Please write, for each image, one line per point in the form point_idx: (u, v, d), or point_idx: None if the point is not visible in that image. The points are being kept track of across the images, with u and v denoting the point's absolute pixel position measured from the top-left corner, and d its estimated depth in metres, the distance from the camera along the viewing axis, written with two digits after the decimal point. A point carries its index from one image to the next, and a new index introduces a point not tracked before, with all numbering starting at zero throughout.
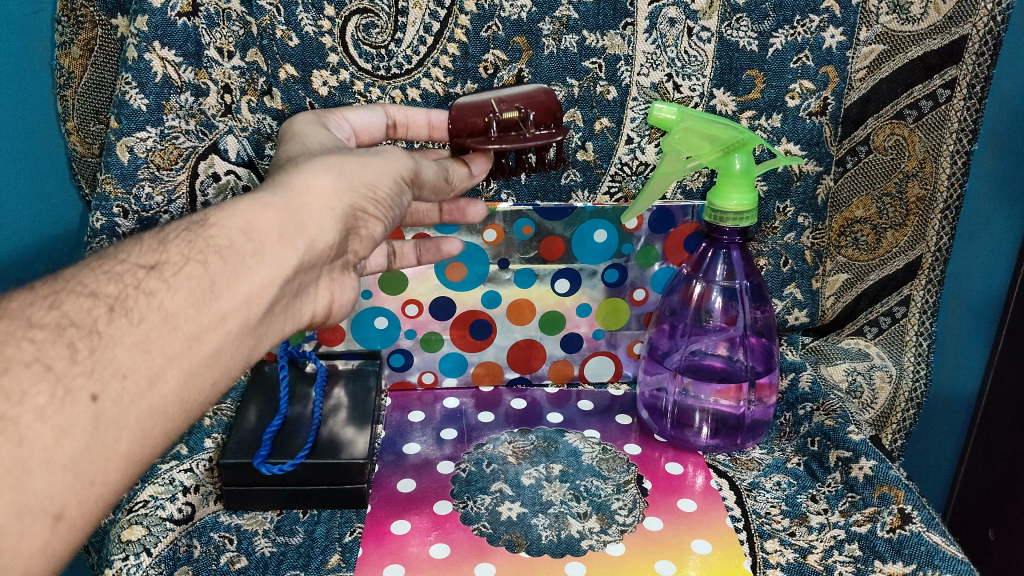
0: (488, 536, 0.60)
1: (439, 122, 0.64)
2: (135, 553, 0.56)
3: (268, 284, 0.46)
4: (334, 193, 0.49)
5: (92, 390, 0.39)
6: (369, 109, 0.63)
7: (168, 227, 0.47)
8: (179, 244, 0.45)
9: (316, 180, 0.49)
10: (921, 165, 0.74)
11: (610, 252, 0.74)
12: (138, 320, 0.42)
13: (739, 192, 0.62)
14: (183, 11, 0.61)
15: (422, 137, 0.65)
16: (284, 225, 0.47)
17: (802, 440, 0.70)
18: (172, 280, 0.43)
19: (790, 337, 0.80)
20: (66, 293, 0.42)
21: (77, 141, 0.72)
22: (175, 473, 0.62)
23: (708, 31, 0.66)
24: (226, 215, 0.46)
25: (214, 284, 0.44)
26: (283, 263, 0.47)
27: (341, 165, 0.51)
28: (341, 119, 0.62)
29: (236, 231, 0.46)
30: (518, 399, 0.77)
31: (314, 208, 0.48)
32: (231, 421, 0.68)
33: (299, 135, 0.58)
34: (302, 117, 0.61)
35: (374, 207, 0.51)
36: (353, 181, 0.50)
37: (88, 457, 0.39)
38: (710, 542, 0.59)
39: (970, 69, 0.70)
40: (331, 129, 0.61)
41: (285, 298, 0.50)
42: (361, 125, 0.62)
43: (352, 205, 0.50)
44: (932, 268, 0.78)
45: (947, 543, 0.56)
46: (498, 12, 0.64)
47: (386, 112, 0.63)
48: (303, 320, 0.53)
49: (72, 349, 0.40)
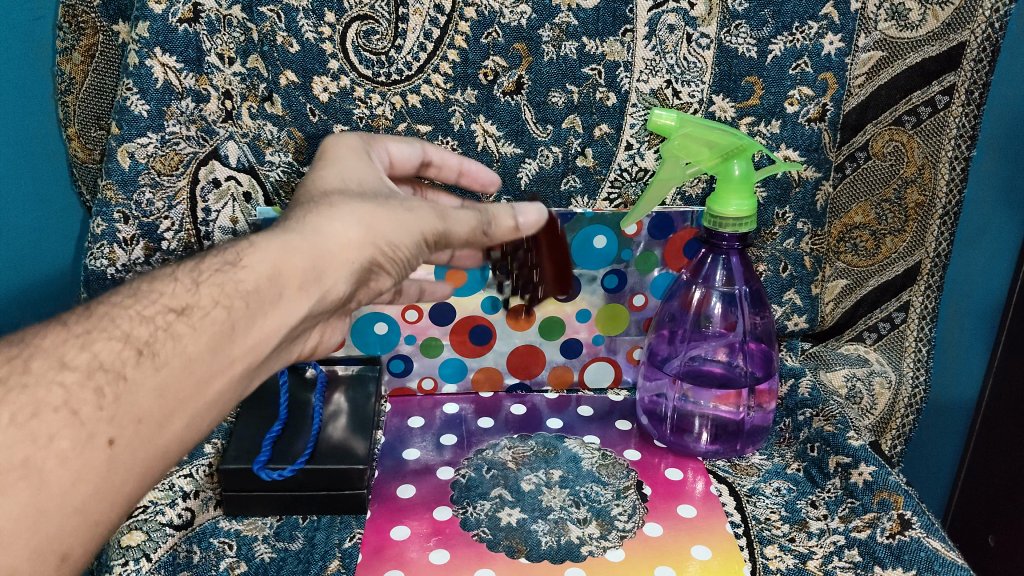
0: (488, 542, 0.60)
1: (471, 171, 0.66)
2: (135, 559, 0.56)
3: (276, 333, 0.47)
4: (357, 247, 0.49)
5: (110, 435, 0.40)
6: (410, 144, 0.63)
7: (202, 262, 0.48)
8: (211, 287, 0.45)
9: (344, 230, 0.49)
10: (921, 171, 0.74)
11: (610, 257, 0.74)
12: (162, 364, 0.42)
13: (738, 198, 0.62)
14: (183, 17, 0.61)
15: (449, 179, 0.67)
16: (306, 276, 0.48)
17: (802, 446, 0.70)
18: (198, 324, 0.44)
19: (789, 342, 0.79)
20: (97, 333, 0.42)
21: (78, 147, 0.72)
22: (175, 478, 0.63)
23: (708, 37, 0.67)
24: (257, 257, 0.47)
25: (233, 330, 0.45)
26: (296, 312, 0.48)
27: (372, 217, 0.51)
28: (383, 149, 0.61)
29: (262, 276, 0.47)
30: (518, 405, 0.78)
31: (336, 260, 0.49)
32: (231, 427, 0.69)
33: (341, 162, 0.57)
34: (349, 139, 0.60)
35: (389, 262, 0.52)
36: (380, 238, 0.50)
37: (97, 498, 0.40)
38: (710, 548, 0.59)
39: (968, 75, 0.70)
40: (372, 157, 0.60)
41: (285, 342, 0.50)
42: (399, 158, 0.62)
43: (371, 260, 0.50)
44: (931, 274, 0.78)
45: (947, 548, 0.56)
46: (498, 19, 0.64)
47: (424, 151, 0.64)
48: (292, 356, 0.54)
49: (98, 393, 0.40)
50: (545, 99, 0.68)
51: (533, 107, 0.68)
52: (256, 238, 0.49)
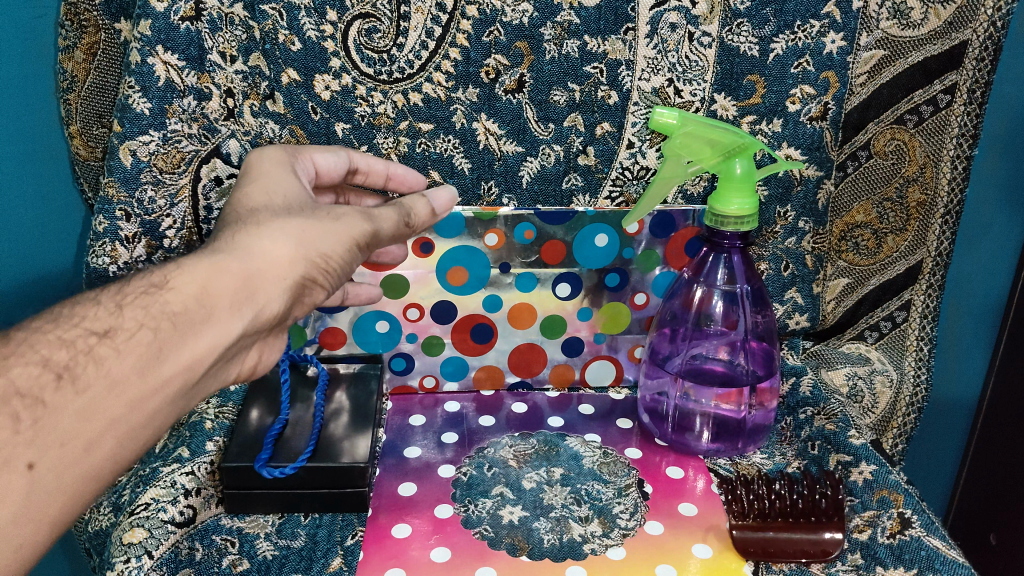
0: (490, 540, 0.60)
1: (398, 175, 0.66)
2: (137, 557, 0.55)
3: (210, 352, 0.48)
4: (289, 263, 0.50)
5: (29, 459, 0.41)
6: (335, 153, 0.62)
7: (128, 285, 0.48)
8: (136, 310, 0.46)
9: (275, 247, 0.50)
10: (922, 169, 0.74)
11: (611, 256, 0.74)
12: (84, 388, 0.43)
13: (739, 197, 0.62)
14: (186, 16, 0.61)
15: (377, 185, 0.67)
16: (237, 293, 0.48)
17: (802, 444, 0.70)
18: (122, 346, 0.45)
19: (791, 342, 0.80)
20: (15, 357, 0.43)
21: (80, 144, 0.73)
22: (176, 475, 0.61)
23: (710, 36, 0.67)
24: (185, 277, 0.48)
25: (160, 350, 0.45)
26: (228, 331, 0.48)
27: (302, 230, 0.51)
28: (309, 161, 0.60)
29: (190, 297, 0.47)
30: (519, 403, 0.78)
31: (268, 277, 0.49)
32: (231, 424, 0.68)
33: (262, 177, 0.56)
34: (272, 152, 0.58)
35: (324, 275, 0.52)
36: (311, 249, 0.51)
37: (17, 523, 0.42)
38: (711, 547, 0.59)
39: (971, 74, 0.70)
40: (299, 171, 0.59)
41: (221, 362, 0.50)
42: (325, 168, 0.61)
43: (304, 275, 0.51)
44: (932, 273, 0.77)
45: (947, 546, 0.56)
46: (500, 17, 0.64)
47: (349, 159, 0.63)
48: (228, 377, 0.54)
49: (16, 419, 0.41)
50: (546, 98, 0.68)
51: (535, 105, 0.68)
52: (185, 259, 0.49)
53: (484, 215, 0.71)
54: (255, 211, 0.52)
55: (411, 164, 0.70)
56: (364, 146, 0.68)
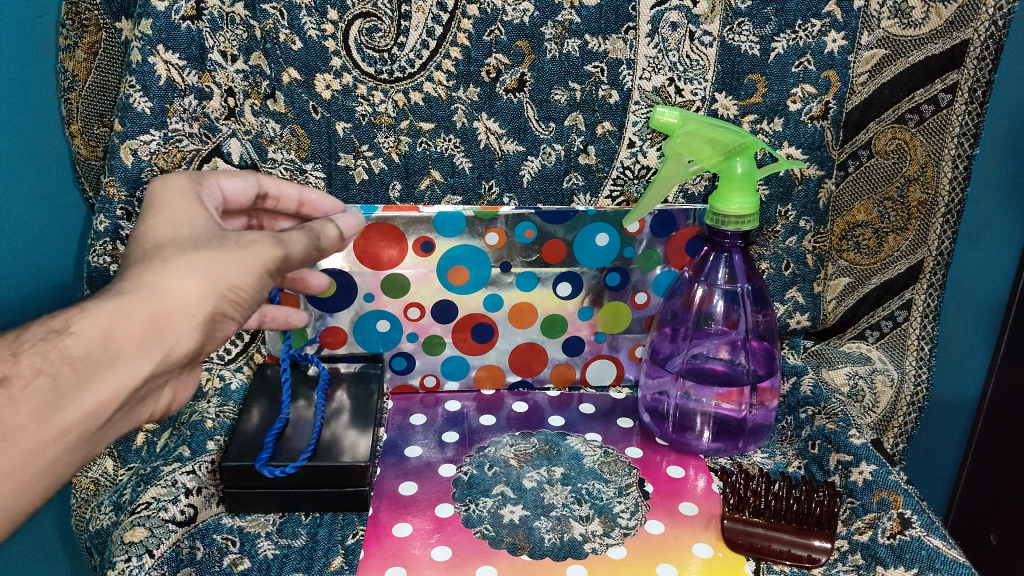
0: (490, 539, 0.60)
1: (311, 201, 0.65)
2: (138, 555, 0.55)
3: (115, 397, 0.46)
4: (197, 300, 0.47)
5: None
6: (244, 178, 0.61)
7: (27, 331, 0.46)
8: (32, 356, 0.44)
9: (182, 283, 0.47)
10: (923, 169, 0.74)
11: (611, 256, 0.74)
12: None
13: (740, 196, 0.62)
14: (186, 15, 0.61)
15: (290, 211, 0.65)
16: (144, 335, 0.46)
17: (803, 444, 0.70)
18: (17, 395, 0.43)
19: (791, 341, 0.80)
20: None
21: (81, 144, 0.74)
22: (178, 475, 0.61)
23: (710, 35, 0.67)
24: (87, 320, 0.46)
25: (60, 397, 0.44)
26: (136, 372, 0.47)
27: (207, 263, 0.48)
28: (215, 186, 0.58)
29: (93, 340, 0.45)
30: (519, 403, 0.78)
31: (175, 315, 0.47)
32: (233, 423, 0.68)
33: (167, 207, 0.53)
34: (178, 180, 0.56)
35: (234, 307, 0.50)
36: (220, 282, 0.48)
37: None
38: (711, 546, 0.59)
39: (971, 73, 0.70)
40: (205, 197, 0.57)
41: (130, 403, 0.49)
42: (233, 192, 0.60)
43: (213, 310, 0.49)
44: (934, 272, 0.77)
45: (947, 546, 0.56)
46: (501, 16, 0.64)
47: (259, 184, 0.62)
48: (141, 417, 0.53)
49: None
50: (547, 97, 0.68)
51: (536, 105, 0.68)
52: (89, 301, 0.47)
53: (484, 214, 0.71)
54: (161, 247, 0.49)
55: (412, 163, 0.69)
56: (365, 146, 0.68)
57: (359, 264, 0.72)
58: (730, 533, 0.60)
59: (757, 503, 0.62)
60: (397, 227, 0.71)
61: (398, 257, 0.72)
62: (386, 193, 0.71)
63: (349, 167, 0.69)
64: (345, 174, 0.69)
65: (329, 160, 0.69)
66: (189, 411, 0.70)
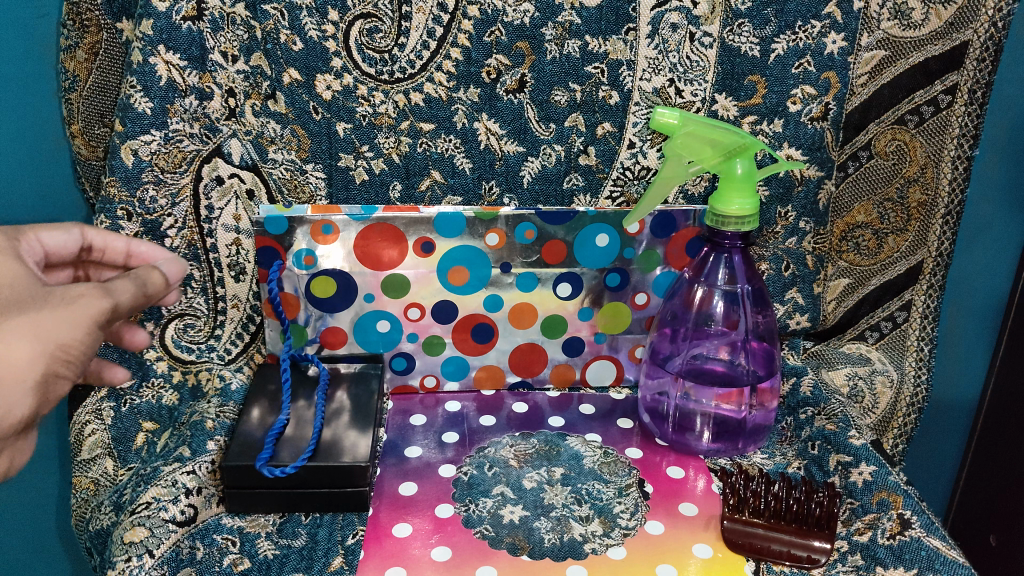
0: (490, 540, 0.60)
1: (139, 252, 0.64)
2: (138, 555, 0.55)
3: None
4: (27, 364, 0.47)
5: None
6: (64, 231, 0.60)
7: None
8: None
9: (10, 349, 0.46)
10: (923, 170, 0.74)
11: (611, 256, 0.74)
12: None
13: (740, 197, 0.62)
14: (188, 15, 0.61)
15: (117, 262, 0.64)
16: None
17: (803, 444, 0.71)
18: None
19: (791, 342, 0.80)
20: None
21: (82, 144, 0.72)
22: (178, 475, 0.61)
23: (711, 36, 0.67)
24: None
25: None
26: None
27: (33, 323, 0.48)
28: (29, 241, 0.59)
29: None
30: (520, 403, 0.78)
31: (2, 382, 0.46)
32: (234, 424, 0.67)
33: None
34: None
35: (67, 365, 0.49)
36: (49, 341, 0.48)
37: None
38: (711, 547, 0.59)
39: (971, 75, 0.70)
40: (18, 254, 0.56)
41: None
42: (53, 246, 0.61)
43: (45, 372, 0.48)
44: (933, 273, 0.77)
45: (947, 547, 0.56)
46: (501, 17, 0.64)
47: (82, 236, 0.61)
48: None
49: None
50: (547, 98, 0.68)
51: (536, 105, 0.68)
52: None
53: (484, 215, 0.71)
54: None
55: (412, 163, 0.70)
56: (365, 146, 0.68)
57: (359, 264, 0.72)
58: (730, 533, 0.60)
59: (757, 504, 0.62)
60: (397, 228, 0.71)
61: (398, 258, 0.72)
62: (386, 194, 0.71)
63: (349, 167, 0.69)
64: (346, 174, 0.69)
65: (330, 160, 0.69)
66: (190, 412, 0.69)
